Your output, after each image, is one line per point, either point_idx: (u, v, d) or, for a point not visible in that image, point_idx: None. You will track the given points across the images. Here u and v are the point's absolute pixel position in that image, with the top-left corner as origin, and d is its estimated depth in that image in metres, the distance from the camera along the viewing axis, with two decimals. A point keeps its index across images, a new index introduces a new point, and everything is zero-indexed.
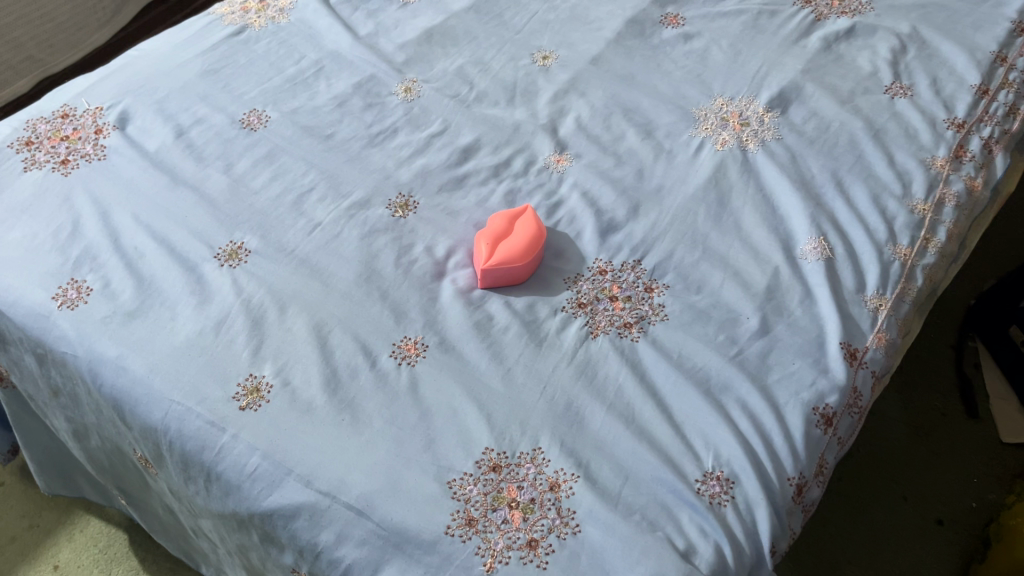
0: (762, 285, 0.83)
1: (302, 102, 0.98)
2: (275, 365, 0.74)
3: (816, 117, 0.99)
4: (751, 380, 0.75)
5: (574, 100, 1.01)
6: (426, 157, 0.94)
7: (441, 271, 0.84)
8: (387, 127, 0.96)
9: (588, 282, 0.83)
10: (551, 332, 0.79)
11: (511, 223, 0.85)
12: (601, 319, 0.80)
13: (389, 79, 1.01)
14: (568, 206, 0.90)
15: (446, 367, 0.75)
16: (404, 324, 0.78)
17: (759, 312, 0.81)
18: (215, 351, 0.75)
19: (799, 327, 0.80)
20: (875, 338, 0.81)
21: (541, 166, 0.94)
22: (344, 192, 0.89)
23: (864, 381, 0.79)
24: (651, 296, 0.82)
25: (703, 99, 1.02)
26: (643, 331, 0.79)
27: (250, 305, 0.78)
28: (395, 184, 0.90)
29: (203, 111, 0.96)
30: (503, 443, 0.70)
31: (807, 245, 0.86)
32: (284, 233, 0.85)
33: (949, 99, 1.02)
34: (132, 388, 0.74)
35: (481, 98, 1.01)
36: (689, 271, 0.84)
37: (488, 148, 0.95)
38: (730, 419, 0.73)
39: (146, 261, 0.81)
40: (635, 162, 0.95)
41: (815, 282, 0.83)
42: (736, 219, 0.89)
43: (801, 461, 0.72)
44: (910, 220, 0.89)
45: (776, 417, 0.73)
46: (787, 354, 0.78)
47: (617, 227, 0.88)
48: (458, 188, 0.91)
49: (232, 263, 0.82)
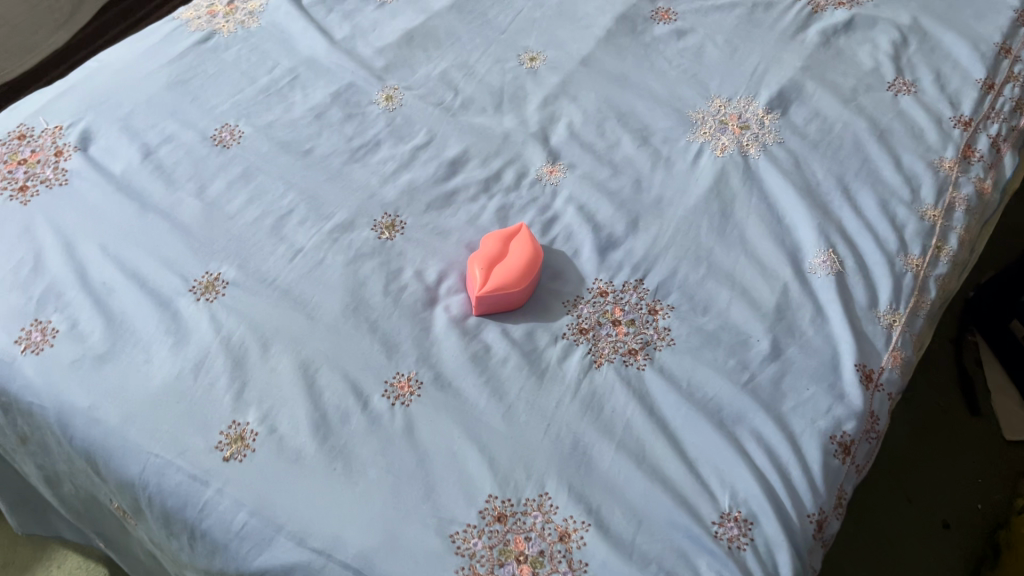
0: (771, 304, 0.79)
1: (277, 115, 0.92)
2: (260, 410, 0.69)
3: (819, 118, 0.95)
4: (765, 409, 0.71)
5: (565, 105, 0.96)
6: (411, 172, 0.88)
7: (433, 298, 0.79)
8: (369, 140, 0.91)
9: (588, 306, 0.79)
10: (552, 362, 0.74)
11: (505, 244, 0.80)
12: (605, 346, 0.76)
13: (369, 87, 0.96)
14: (564, 222, 0.86)
15: (443, 406, 0.70)
16: (396, 359, 0.73)
17: (770, 333, 0.77)
18: (195, 396, 0.70)
19: (811, 349, 0.76)
20: (891, 358, 0.77)
21: (533, 178, 0.89)
22: (326, 214, 0.83)
23: (880, 405, 0.75)
24: (656, 319, 0.78)
25: (700, 101, 0.97)
26: (649, 358, 0.75)
27: (230, 344, 0.73)
28: (381, 203, 0.85)
29: (172, 128, 0.89)
30: (508, 490, 0.66)
31: (816, 258, 0.82)
32: (263, 261, 0.79)
33: (954, 95, 0.98)
34: (106, 439, 0.69)
35: (467, 105, 0.96)
36: (694, 291, 0.80)
37: (477, 160, 0.90)
38: (745, 453, 0.69)
39: (116, 297, 0.76)
40: (632, 171, 0.90)
41: (826, 298, 0.79)
42: (740, 231, 0.85)
43: (820, 495, 0.69)
44: (921, 228, 0.86)
45: (793, 448, 0.70)
46: (801, 379, 0.74)
47: (617, 244, 0.84)
48: (448, 205, 0.86)
49: (209, 297, 0.76)
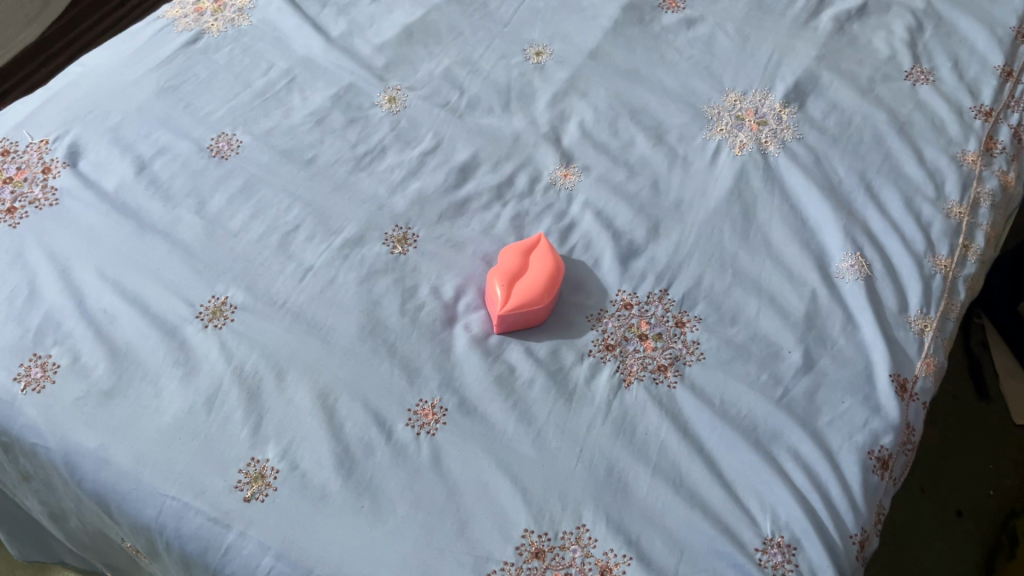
0: (801, 312, 0.76)
1: (276, 121, 0.88)
2: (279, 445, 0.66)
3: (837, 111, 0.92)
4: (801, 426, 0.69)
5: (576, 102, 0.93)
6: (420, 180, 0.85)
7: (451, 316, 0.76)
8: (374, 146, 0.87)
9: (613, 319, 0.76)
10: (580, 382, 0.72)
11: (524, 258, 0.77)
12: (633, 362, 0.73)
13: (369, 88, 0.91)
14: (582, 229, 0.83)
15: (470, 434, 0.68)
16: (417, 385, 0.70)
17: (801, 344, 0.74)
18: (210, 432, 0.67)
19: (844, 358, 0.74)
20: (924, 365, 0.75)
21: (547, 182, 0.86)
22: (335, 228, 0.80)
23: (916, 414, 0.74)
24: (683, 332, 0.75)
25: (714, 95, 0.94)
26: (680, 375, 0.72)
27: (243, 374, 0.70)
28: (391, 214, 0.81)
29: (165, 139, 0.85)
30: (544, 523, 0.63)
31: (843, 262, 0.80)
32: (271, 282, 0.75)
33: (973, 83, 0.95)
34: (118, 482, 0.65)
35: (473, 105, 0.92)
36: (720, 300, 0.77)
37: (488, 165, 0.87)
38: (785, 474, 0.67)
39: (118, 327, 0.72)
40: (648, 172, 0.87)
41: (856, 305, 0.77)
42: (764, 235, 0.82)
43: (862, 515, 0.67)
44: (947, 226, 0.83)
45: (832, 467, 0.68)
46: (835, 391, 0.72)
47: (638, 252, 0.81)
48: (460, 215, 0.83)
49: (218, 323, 0.73)
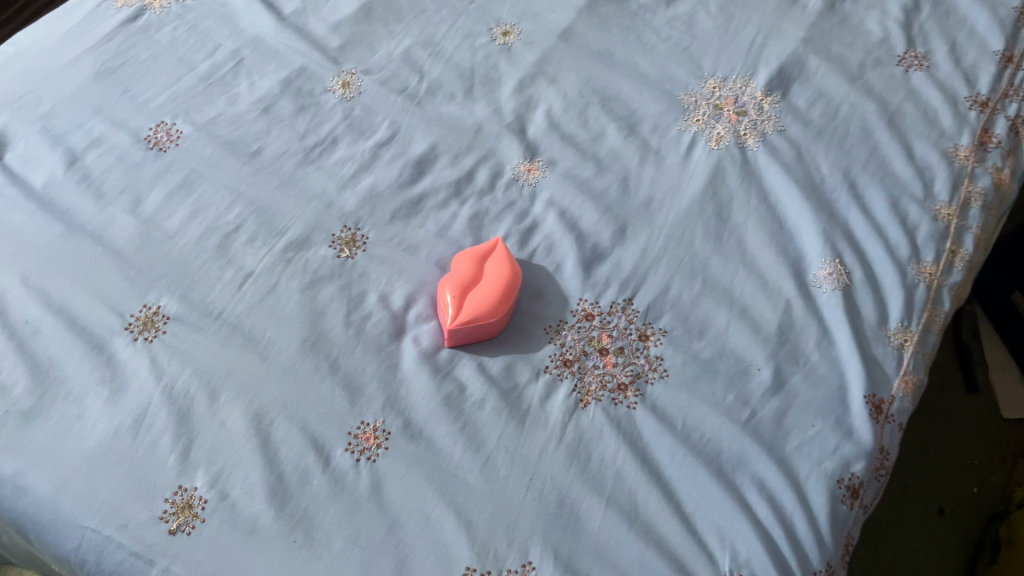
0: (773, 326, 0.72)
1: (220, 109, 0.82)
2: (209, 473, 0.62)
3: (823, 100, 0.86)
4: (768, 452, 0.65)
5: (544, 88, 0.87)
6: (373, 175, 0.79)
7: (400, 327, 0.71)
8: (325, 136, 0.81)
9: (572, 332, 0.71)
10: (534, 403, 0.67)
11: (479, 265, 0.72)
12: (592, 381, 0.68)
13: (323, 72, 0.86)
14: (545, 231, 0.78)
15: (414, 460, 0.64)
16: (360, 406, 0.66)
17: (772, 361, 0.70)
18: (135, 458, 0.63)
19: (817, 377, 0.69)
20: (902, 383, 0.71)
21: (510, 178, 0.80)
22: (278, 228, 0.75)
23: (891, 437, 0.69)
24: (647, 346, 0.70)
25: (692, 81, 0.87)
26: (640, 395, 0.68)
27: (173, 393, 0.66)
28: (339, 214, 0.76)
29: (100, 129, 0.80)
30: (487, 561, 0.60)
31: (821, 270, 0.75)
32: (207, 290, 0.71)
33: (969, 70, 0.89)
34: (37, 511, 0.62)
35: (434, 90, 0.86)
36: (688, 311, 0.72)
37: (446, 158, 0.81)
38: (747, 506, 0.63)
39: (42, 340, 0.68)
40: (618, 167, 0.81)
41: (833, 317, 0.72)
42: (739, 238, 0.77)
43: (828, 549, 0.63)
44: (934, 230, 0.78)
45: (799, 498, 0.64)
46: (806, 414, 0.68)
47: (603, 256, 0.76)
48: (415, 213, 0.77)
49: (148, 336, 0.68)
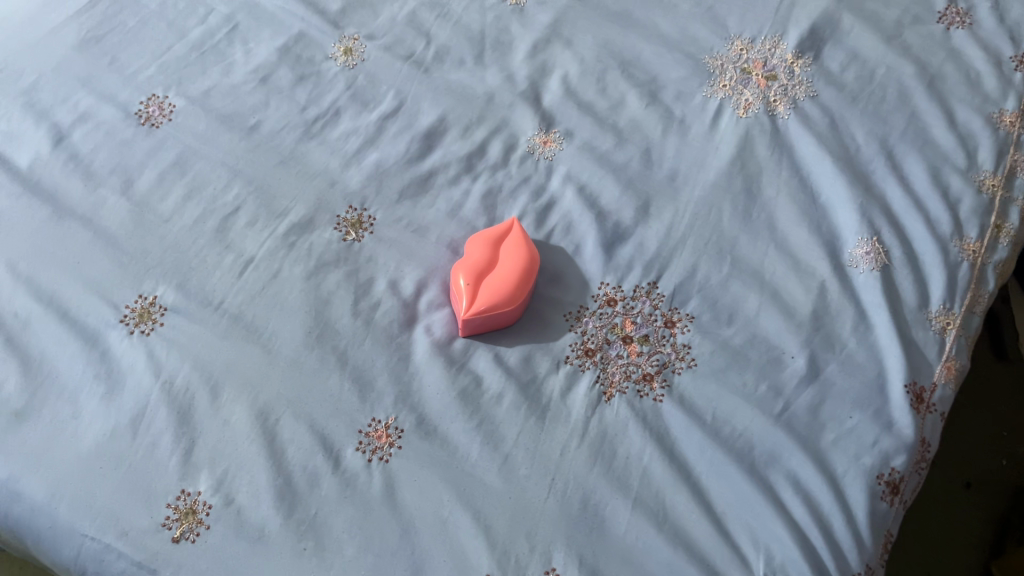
0: (807, 310, 0.68)
1: (214, 80, 0.77)
2: (213, 476, 0.59)
3: (857, 62, 0.80)
4: (803, 447, 0.62)
5: (559, 52, 0.81)
6: (378, 150, 0.74)
7: (411, 316, 0.67)
8: (327, 109, 0.76)
9: (593, 319, 0.67)
10: (554, 396, 0.63)
11: (493, 249, 0.67)
12: (615, 371, 0.64)
13: (322, 38, 0.80)
14: (562, 209, 0.73)
15: (428, 460, 0.60)
16: (370, 402, 0.62)
17: (806, 348, 0.66)
18: (134, 460, 0.59)
19: (854, 365, 0.65)
20: (945, 370, 0.67)
21: (524, 151, 0.75)
22: (279, 210, 0.70)
23: (932, 428, 0.65)
24: (673, 333, 0.66)
25: (717, 43, 0.82)
26: (667, 386, 0.64)
27: (172, 390, 0.62)
28: (344, 193, 0.72)
29: (87, 103, 0.75)
30: (508, 567, 0.57)
31: (857, 249, 0.70)
32: (206, 279, 0.67)
33: (1015, 26, 0.83)
34: (32, 517, 0.59)
35: (442, 56, 0.80)
36: (716, 295, 0.68)
37: (456, 130, 0.76)
38: (782, 506, 0.60)
39: (32, 334, 0.65)
40: (639, 138, 0.76)
41: (870, 300, 0.68)
42: (769, 215, 0.72)
43: (867, 550, 0.60)
44: (978, 203, 0.73)
45: (836, 496, 0.60)
46: (842, 405, 0.64)
47: (625, 236, 0.71)
48: (424, 192, 0.73)
49: (144, 328, 0.64)
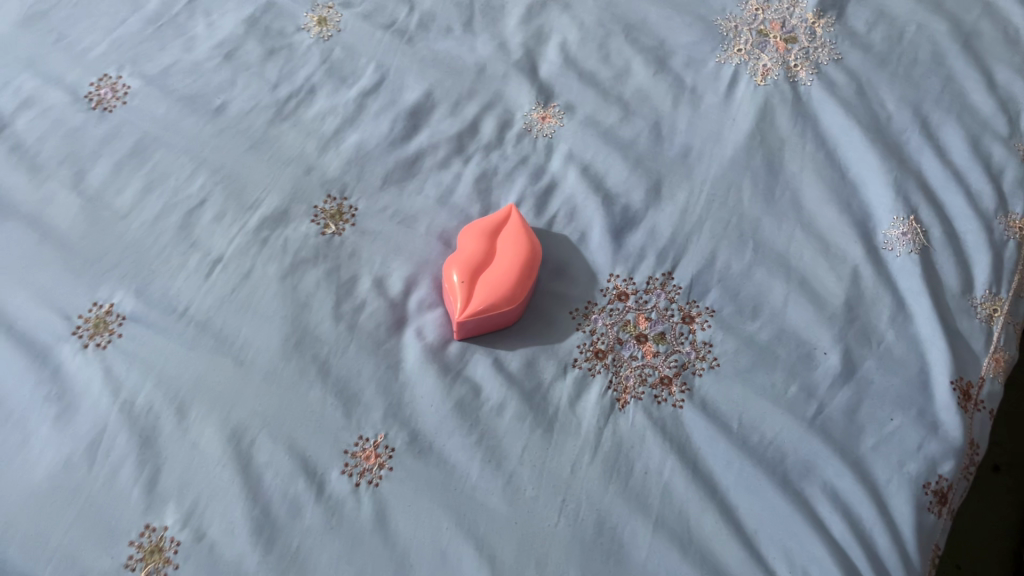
0: (839, 299, 0.61)
1: (174, 57, 0.70)
2: (181, 507, 0.52)
3: (885, 20, 0.73)
4: (840, 455, 0.55)
5: (556, 16, 0.73)
6: (359, 131, 0.67)
7: (400, 317, 0.60)
8: (300, 85, 0.69)
9: (603, 316, 0.60)
10: (563, 405, 0.57)
11: (489, 241, 0.60)
12: (629, 375, 0.58)
13: (294, 8, 0.73)
14: (565, 192, 0.66)
15: (423, 482, 0.53)
16: (357, 417, 0.55)
17: (839, 343, 0.59)
18: (92, 492, 0.53)
19: (894, 360, 0.59)
20: (993, 363, 0.61)
21: (521, 129, 0.68)
22: (249, 201, 0.63)
23: (981, 427, 0.59)
24: (692, 330, 0.60)
25: (729, 4, 0.74)
26: (687, 390, 0.57)
27: (133, 411, 0.55)
28: (322, 180, 0.64)
29: (32, 86, 0.68)
30: None
31: (892, 229, 0.63)
32: (169, 282, 0.60)
33: None
34: None
35: (427, 24, 0.73)
36: (739, 285, 0.61)
37: (445, 107, 0.69)
38: (820, 523, 0.53)
39: None
40: (647, 110, 0.69)
41: (909, 286, 0.61)
42: (794, 193, 0.65)
43: (916, 569, 0.53)
44: (1021, 174, 0.67)
45: (879, 510, 0.54)
46: (882, 405, 0.57)
47: (635, 221, 0.64)
48: (411, 177, 0.66)
49: (99, 340, 0.57)
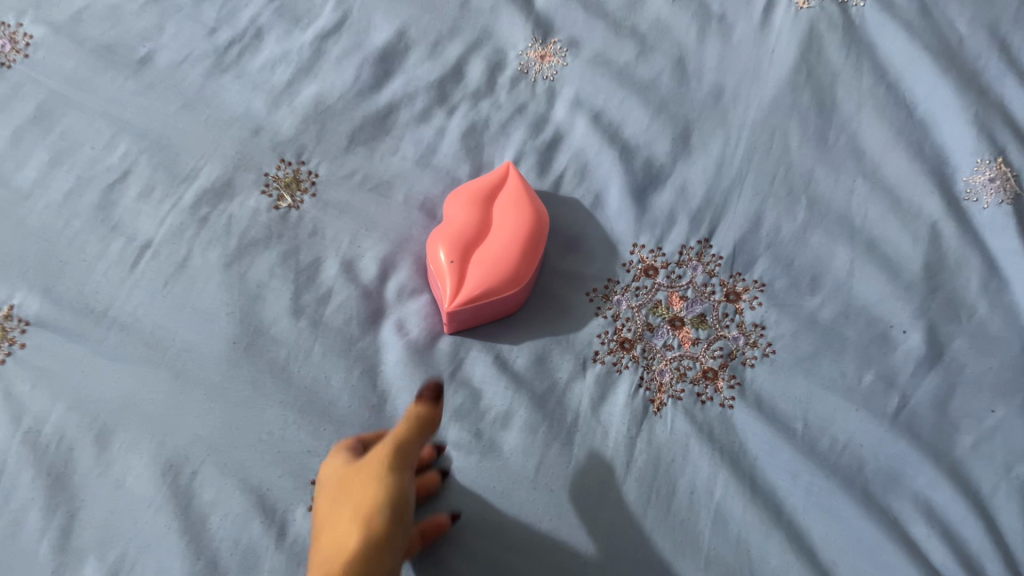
0: (916, 265, 0.49)
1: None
2: (104, 565, 0.41)
3: None
4: (932, 459, 0.44)
5: None
6: (318, 82, 0.55)
7: (376, 309, 0.48)
8: (245, 30, 0.57)
9: (628, 297, 0.49)
10: (584, 410, 0.45)
11: (483, 210, 0.48)
12: (664, 369, 0.47)
13: None
14: (573, 146, 0.54)
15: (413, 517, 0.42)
16: (325, 439, 0.44)
17: (921, 318, 0.48)
18: None
19: (990, 337, 0.47)
20: None
21: (516, 71, 0.56)
22: (182, 171, 0.51)
23: None
24: (738, 310, 0.48)
25: None
26: (737, 385, 0.46)
27: (39, 443, 0.43)
28: (273, 142, 0.52)
29: None
30: None
31: (976, 175, 0.51)
32: (85, 276, 0.48)
33: None
34: None
35: None
36: (792, 253, 0.50)
37: (422, 49, 0.56)
38: (913, 549, 0.42)
39: None
40: (668, 45, 0.57)
41: (1001, 244, 0.49)
42: (851, 136, 0.53)
43: None
44: None
45: (988, 527, 0.42)
46: (981, 394, 0.46)
47: (660, 179, 0.53)
48: (384, 135, 0.54)
49: None
